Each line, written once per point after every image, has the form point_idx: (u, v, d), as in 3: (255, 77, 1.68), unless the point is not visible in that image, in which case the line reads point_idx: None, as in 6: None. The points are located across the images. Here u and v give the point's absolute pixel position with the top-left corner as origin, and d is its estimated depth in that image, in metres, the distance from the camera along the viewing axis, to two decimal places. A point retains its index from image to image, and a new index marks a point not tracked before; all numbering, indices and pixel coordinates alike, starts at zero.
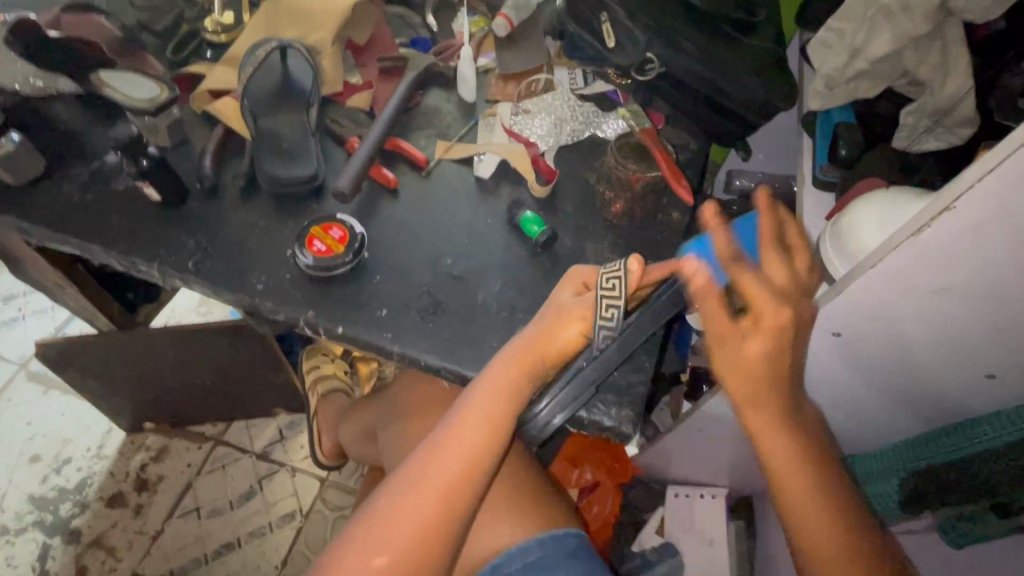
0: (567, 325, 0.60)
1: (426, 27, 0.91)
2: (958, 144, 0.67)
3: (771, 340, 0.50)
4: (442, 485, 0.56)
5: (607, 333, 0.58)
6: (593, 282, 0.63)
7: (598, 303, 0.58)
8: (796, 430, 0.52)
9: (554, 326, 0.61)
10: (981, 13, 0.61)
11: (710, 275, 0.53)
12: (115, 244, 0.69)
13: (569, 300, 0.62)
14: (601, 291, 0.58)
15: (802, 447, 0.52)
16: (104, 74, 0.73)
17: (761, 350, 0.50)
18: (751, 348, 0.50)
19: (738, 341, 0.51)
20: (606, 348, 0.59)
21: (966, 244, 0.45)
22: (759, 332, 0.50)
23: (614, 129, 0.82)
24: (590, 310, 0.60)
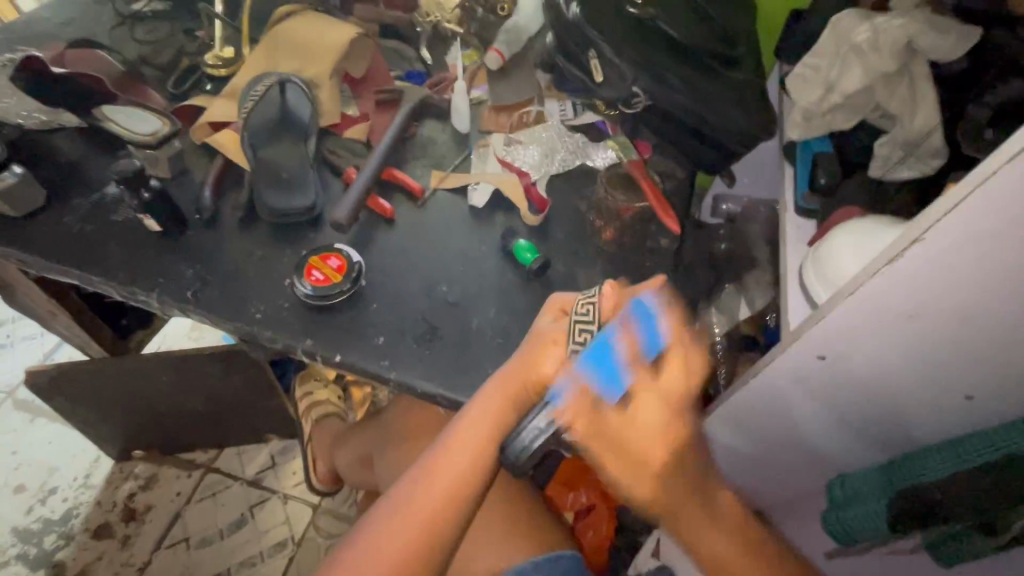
0: (544, 352, 0.60)
1: (421, 59, 0.95)
2: (930, 173, 0.70)
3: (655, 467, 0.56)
4: (429, 509, 0.56)
5: (581, 356, 0.58)
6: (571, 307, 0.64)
7: (572, 328, 0.59)
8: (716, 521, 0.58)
9: (533, 354, 0.61)
10: (947, 50, 0.66)
11: (598, 394, 0.54)
12: (113, 274, 0.70)
13: (548, 325, 0.63)
14: (576, 316, 0.59)
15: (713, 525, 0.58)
16: (108, 110, 0.78)
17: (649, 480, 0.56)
18: (643, 448, 0.56)
19: (630, 464, 0.55)
20: (576, 375, 0.56)
21: (942, 269, 0.47)
22: (637, 463, 0.55)
23: (603, 159, 0.85)
24: (566, 335, 0.60)
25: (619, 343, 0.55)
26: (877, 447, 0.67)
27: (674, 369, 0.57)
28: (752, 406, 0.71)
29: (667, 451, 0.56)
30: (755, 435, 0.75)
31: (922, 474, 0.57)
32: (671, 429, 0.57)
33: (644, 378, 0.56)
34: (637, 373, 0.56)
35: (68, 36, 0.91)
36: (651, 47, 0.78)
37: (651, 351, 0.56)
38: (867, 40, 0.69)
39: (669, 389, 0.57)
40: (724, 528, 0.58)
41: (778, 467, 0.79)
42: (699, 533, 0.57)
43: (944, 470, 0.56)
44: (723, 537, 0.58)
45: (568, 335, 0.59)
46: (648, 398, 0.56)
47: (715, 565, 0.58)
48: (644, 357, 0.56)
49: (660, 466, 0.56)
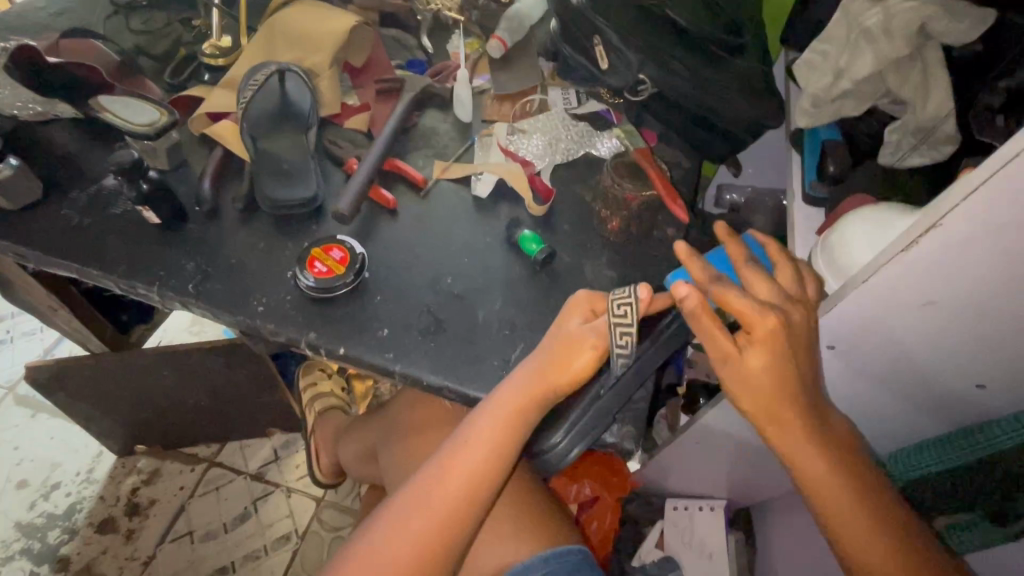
0: (578, 353, 0.59)
1: (422, 48, 0.93)
2: (940, 160, 0.69)
3: (767, 348, 0.51)
4: (443, 509, 0.56)
5: (625, 358, 0.59)
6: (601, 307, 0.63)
7: (612, 332, 0.59)
8: (820, 436, 0.52)
9: (565, 355, 0.60)
10: (961, 34, 0.66)
11: (716, 273, 0.54)
12: (114, 268, 0.69)
13: (578, 328, 0.61)
14: (613, 317, 0.59)
15: (817, 438, 0.52)
16: (104, 101, 0.76)
17: (761, 364, 0.51)
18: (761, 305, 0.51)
19: (743, 348, 0.52)
20: (623, 375, 0.60)
21: (955, 259, 0.46)
22: (764, 337, 0.51)
23: (608, 148, 0.84)
24: (602, 339, 0.59)
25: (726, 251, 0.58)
26: (889, 437, 0.66)
27: (784, 274, 0.57)
28: None
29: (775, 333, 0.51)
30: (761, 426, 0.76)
31: (934, 463, 0.57)
32: (791, 305, 0.52)
33: (759, 278, 0.54)
34: (753, 273, 0.55)
35: (62, 26, 0.90)
36: (657, 33, 0.76)
37: (762, 264, 0.57)
38: (879, 24, 0.67)
39: (783, 286, 0.55)
40: (829, 447, 0.52)
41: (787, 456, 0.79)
42: (799, 446, 0.51)
43: (956, 459, 0.55)
44: (824, 455, 0.52)
45: (609, 337, 0.59)
46: (766, 290, 0.54)
47: (815, 484, 0.52)
48: (761, 267, 0.56)
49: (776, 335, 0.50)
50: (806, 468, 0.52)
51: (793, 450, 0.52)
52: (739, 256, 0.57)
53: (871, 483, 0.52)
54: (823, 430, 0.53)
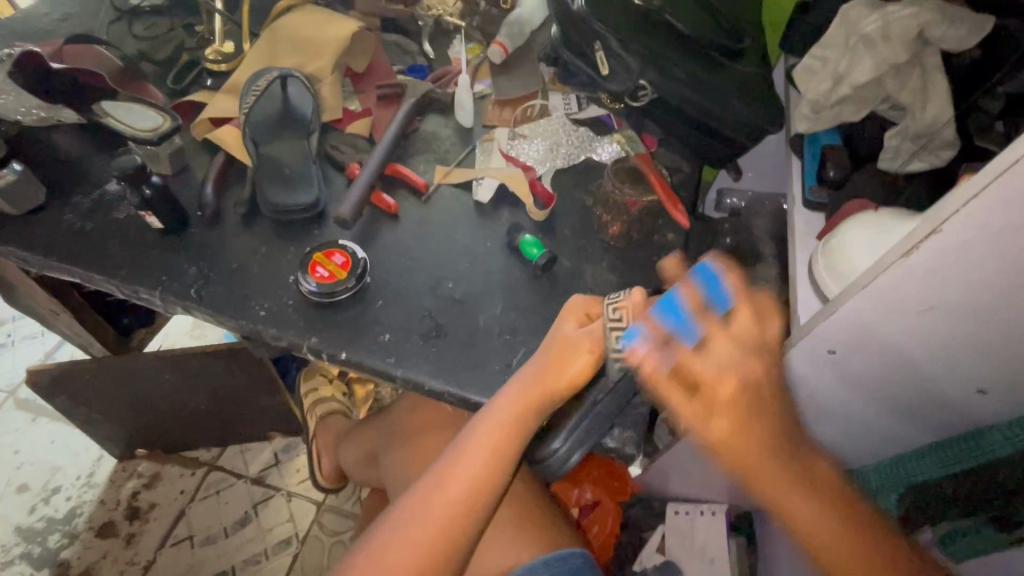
0: (575, 356, 0.60)
1: (423, 53, 0.94)
2: (939, 165, 0.70)
3: (730, 414, 0.52)
4: (445, 516, 0.56)
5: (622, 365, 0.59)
6: (596, 312, 0.64)
7: (608, 335, 0.59)
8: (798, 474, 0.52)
9: (562, 359, 0.60)
10: (957, 42, 0.66)
11: (668, 334, 0.55)
12: (116, 272, 0.69)
13: (575, 332, 0.62)
14: (610, 321, 0.59)
15: (799, 483, 0.52)
16: (108, 107, 0.76)
17: (722, 420, 0.52)
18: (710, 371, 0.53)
19: (703, 416, 0.53)
20: (620, 381, 0.59)
21: (954, 266, 0.46)
22: (711, 400, 0.53)
23: (609, 152, 0.84)
24: (598, 342, 0.60)
25: (681, 295, 0.56)
26: (893, 442, 0.66)
27: (745, 315, 0.54)
28: None
29: (739, 388, 0.52)
30: None
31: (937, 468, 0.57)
32: (747, 358, 0.54)
33: (716, 328, 0.54)
34: (706, 322, 0.54)
35: (66, 31, 0.90)
36: (657, 39, 0.76)
37: (721, 305, 0.55)
38: (878, 30, 0.68)
39: (740, 335, 0.54)
40: (809, 485, 0.52)
41: None
42: (782, 492, 0.52)
43: (958, 464, 0.55)
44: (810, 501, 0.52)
45: (605, 340, 0.59)
46: (722, 341, 0.53)
47: (805, 531, 0.52)
48: (715, 311, 0.55)
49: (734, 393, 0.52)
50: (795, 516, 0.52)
51: (777, 497, 0.52)
52: (693, 302, 0.55)
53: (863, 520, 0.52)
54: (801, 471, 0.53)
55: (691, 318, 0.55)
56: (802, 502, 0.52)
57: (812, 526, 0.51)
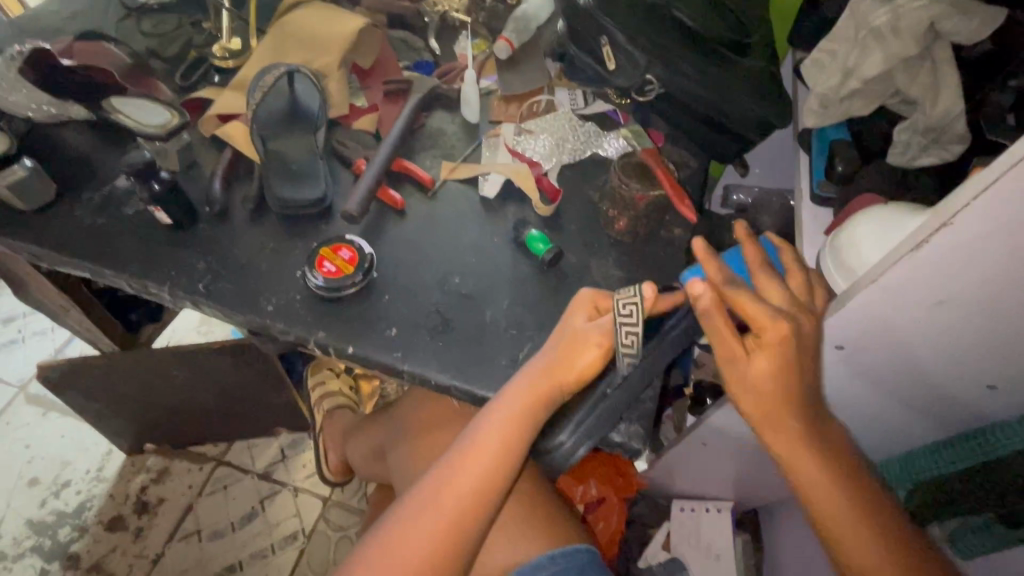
0: (584, 351, 0.60)
1: (429, 49, 0.94)
2: (950, 159, 0.69)
3: (772, 357, 0.52)
4: (453, 509, 0.56)
5: (631, 360, 0.58)
6: (604, 305, 0.63)
7: (618, 331, 0.58)
8: (813, 431, 0.54)
9: (570, 353, 0.60)
10: (969, 34, 0.65)
11: (730, 274, 0.56)
12: (126, 268, 0.69)
13: (584, 325, 0.61)
14: (620, 318, 0.58)
15: (816, 441, 0.54)
16: (116, 101, 0.77)
17: (763, 360, 0.53)
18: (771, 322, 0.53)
19: (743, 358, 0.54)
20: (630, 374, 0.60)
21: (963, 259, 0.46)
22: (757, 338, 0.53)
23: (615, 147, 0.84)
24: (608, 337, 0.60)
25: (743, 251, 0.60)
26: (901, 439, 0.66)
27: (793, 281, 0.59)
28: None
29: (785, 337, 0.53)
30: None
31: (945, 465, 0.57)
32: (799, 316, 0.54)
33: (769, 285, 0.57)
34: (762, 278, 0.58)
35: (75, 29, 0.91)
36: (665, 33, 0.76)
37: (776, 271, 0.60)
38: (888, 23, 0.67)
39: (793, 293, 0.57)
40: (824, 446, 0.54)
41: None
42: (795, 446, 0.53)
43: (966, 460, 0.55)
44: (820, 458, 0.53)
45: (614, 336, 0.59)
46: (776, 292, 0.56)
47: (807, 490, 0.54)
48: (772, 271, 0.60)
49: (784, 350, 0.53)
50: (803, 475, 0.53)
51: (791, 453, 0.54)
52: (754, 260, 0.60)
53: (868, 495, 0.53)
54: (821, 438, 0.54)
55: (751, 274, 0.60)
56: (815, 460, 0.53)
57: (822, 489, 0.53)
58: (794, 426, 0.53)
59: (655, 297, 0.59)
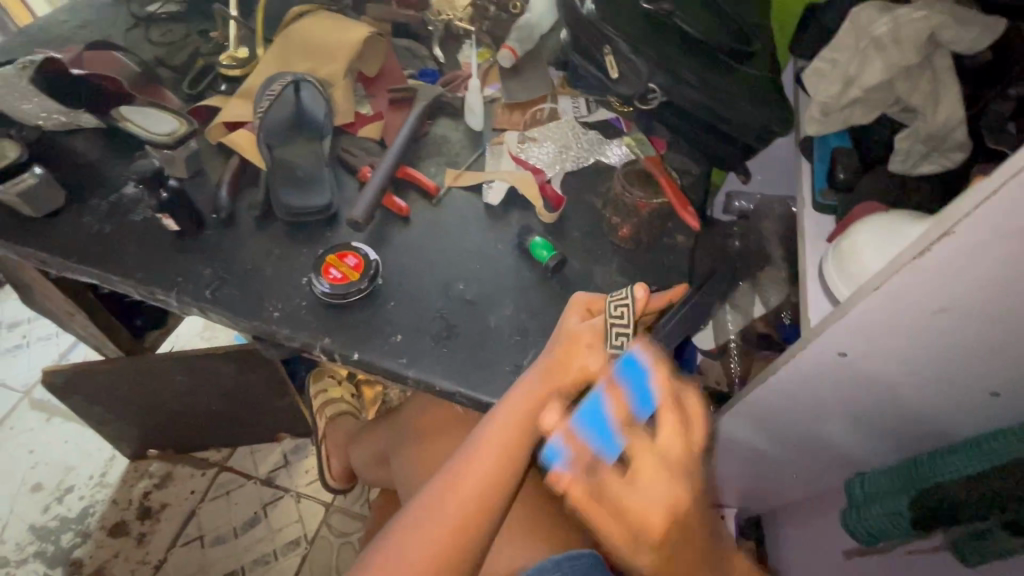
0: (580, 353, 0.61)
1: (434, 58, 0.95)
2: (950, 167, 0.70)
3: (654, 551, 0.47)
4: (458, 516, 0.55)
5: None
6: (598, 307, 0.64)
7: (608, 331, 0.60)
8: (725, 565, 0.56)
9: (567, 355, 0.61)
10: (968, 43, 0.66)
11: (593, 456, 0.50)
12: (133, 274, 0.70)
13: (578, 325, 0.63)
14: (610, 318, 0.60)
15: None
16: (125, 110, 0.79)
17: (648, 551, 0.47)
18: (641, 516, 0.46)
19: (633, 545, 0.47)
20: None
21: (966, 267, 0.46)
22: (635, 530, 0.47)
23: (618, 155, 0.86)
24: (599, 338, 0.61)
25: (605, 403, 0.52)
26: (902, 445, 0.66)
27: (670, 423, 0.50)
28: (773, 405, 0.72)
29: (669, 520, 0.46)
30: (770, 433, 0.77)
31: (948, 472, 0.57)
32: (679, 488, 0.47)
33: (642, 442, 0.49)
34: (633, 435, 0.49)
35: (85, 38, 0.92)
36: (667, 42, 0.77)
37: (644, 416, 0.51)
38: (888, 33, 0.68)
39: (669, 450, 0.49)
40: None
41: (796, 458, 0.80)
42: None
43: (969, 467, 0.55)
44: None
45: (605, 337, 0.60)
46: (648, 461, 0.48)
47: None
48: (639, 423, 0.51)
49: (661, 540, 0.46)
50: None
51: None
52: (621, 416, 0.51)
53: None
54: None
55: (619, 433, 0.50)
56: None
57: None
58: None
59: (645, 299, 0.61)
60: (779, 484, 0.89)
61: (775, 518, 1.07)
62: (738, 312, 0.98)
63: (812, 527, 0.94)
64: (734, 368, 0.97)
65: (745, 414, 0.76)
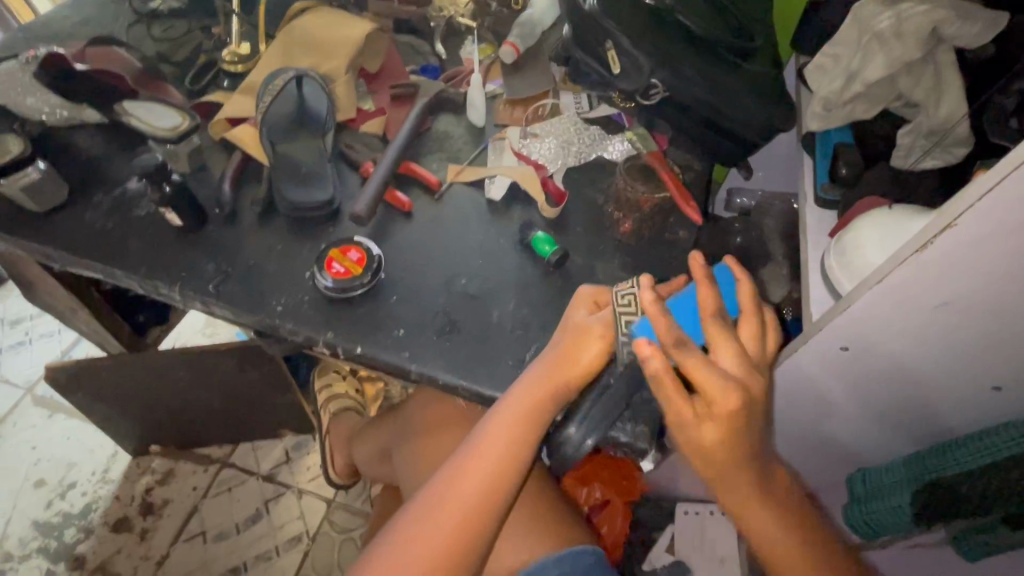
0: (587, 345, 0.61)
1: (435, 53, 0.95)
2: (951, 164, 0.70)
3: (722, 425, 0.52)
4: (463, 511, 0.56)
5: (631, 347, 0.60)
6: (605, 299, 0.65)
7: (617, 319, 0.60)
8: (763, 496, 0.55)
9: (574, 349, 0.61)
10: (973, 37, 0.66)
11: (679, 332, 0.54)
12: (137, 269, 0.70)
13: (585, 318, 0.63)
14: (619, 307, 0.60)
15: (774, 506, 0.55)
16: (127, 105, 0.79)
17: (713, 423, 0.52)
18: (718, 398, 0.52)
19: (694, 421, 0.53)
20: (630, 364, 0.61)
21: (968, 261, 0.46)
22: (708, 405, 0.52)
23: (620, 150, 0.85)
24: (608, 327, 0.62)
25: (697, 292, 0.58)
26: (904, 440, 0.67)
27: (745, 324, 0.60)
28: (775, 400, 0.72)
29: (743, 397, 0.52)
30: (772, 428, 0.77)
31: (948, 466, 0.57)
32: (748, 381, 0.54)
33: (721, 326, 0.57)
34: (716, 319, 0.57)
35: (86, 35, 0.92)
36: (668, 37, 0.77)
37: (728, 311, 0.59)
38: (891, 27, 0.68)
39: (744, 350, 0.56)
40: (776, 503, 0.55)
41: (797, 454, 0.80)
42: (762, 521, 0.55)
43: (970, 460, 0.55)
44: (774, 512, 0.55)
45: (614, 325, 0.61)
46: (726, 346, 0.55)
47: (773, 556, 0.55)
48: (723, 313, 0.58)
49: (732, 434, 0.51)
50: (766, 540, 0.55)
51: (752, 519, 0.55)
52: (708, 306, 0.57)
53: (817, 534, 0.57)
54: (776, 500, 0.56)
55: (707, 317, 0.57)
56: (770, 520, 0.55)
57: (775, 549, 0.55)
58: (749, 489, 0.55)
59: None
60: None
61: None
62: None
63: None
64: None
65: None
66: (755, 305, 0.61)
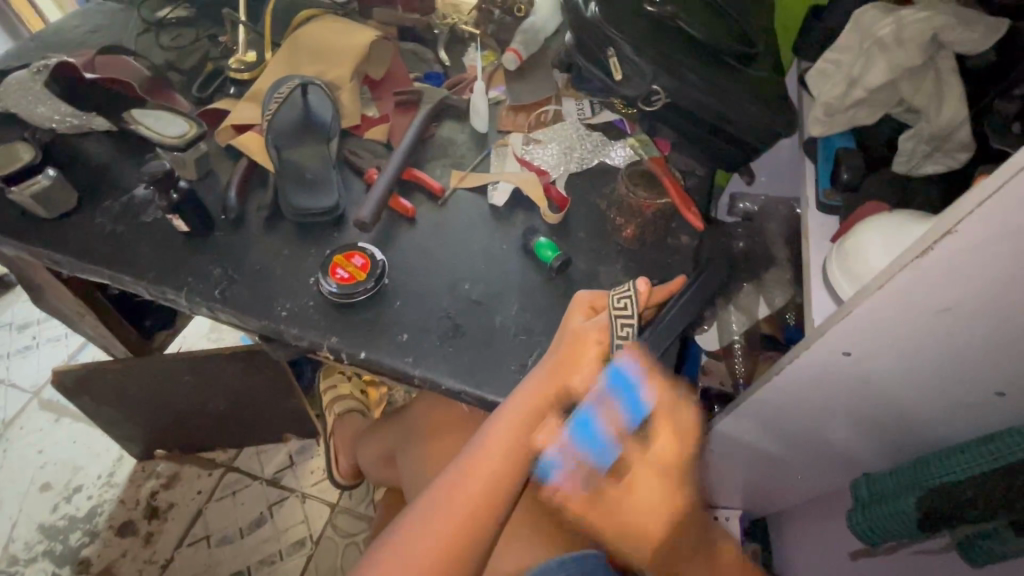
0: (586, 349, 0.61)
1: (439, 60, 0.95)
2: (956, 168, 0.70)
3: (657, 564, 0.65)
4: (465, 509, 0.55)
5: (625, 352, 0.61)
6: (601, 304, 0.65)
7: (613, 324, 0.61)
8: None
9: (573, 352, 0.61)
10: (973, 42, 0.66)
11: (591, 465, 0.56)
12: (144, 274, 0.71)
13: (583, 324, 0.63)
14: (615, 311, 0.61)
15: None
16: (137, 113, 0.80)
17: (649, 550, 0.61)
18: (638, 524, 0.59)
19: (626, 520, 0.59)
20: None
21: (967, 267, 0.46)
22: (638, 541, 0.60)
23: (621, 156, 0.86)
24: (605, 332, 0.61)
25: (601, 417, 0.56)
26: (909, 444, 0.67)
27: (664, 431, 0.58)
28: (775, 405, 0.72)
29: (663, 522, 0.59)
30: (774, 433, 0.77)
31: (952, 472, 0.57)
32: (671, 512, 0.59)
33: (634, 448, 0.58)
34: (621, 442, 0.57)
35: (96, 43, 0.94)
36: (671, 45, 0.78)
37: (634, 418, 0.57)
38: (891, 33, 0.68)
39: (660, 460, 0.59)
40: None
41: (800, 458, 0.80)
42: None
43: (975, 467, 0.55)
44: None
45: (611, 332, 0.61)
46: (644, 475, 0.58)
47: None
48: (627, 428, 0.56)
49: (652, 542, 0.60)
50: None
51: None
52: (615, 426, 0.56)
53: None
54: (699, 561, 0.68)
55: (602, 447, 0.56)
56: None
57: None
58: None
59: (648, 292, 0.63)
60: (783, 484, 0.89)
61: (781, 518, 1.07)
62: (741, 312, 0.96)
63: (821, 528, 0.93)
64: (739, 368, 0.96)
65: (750, 414, 0.76)
66: (671, 406, 0.59)
